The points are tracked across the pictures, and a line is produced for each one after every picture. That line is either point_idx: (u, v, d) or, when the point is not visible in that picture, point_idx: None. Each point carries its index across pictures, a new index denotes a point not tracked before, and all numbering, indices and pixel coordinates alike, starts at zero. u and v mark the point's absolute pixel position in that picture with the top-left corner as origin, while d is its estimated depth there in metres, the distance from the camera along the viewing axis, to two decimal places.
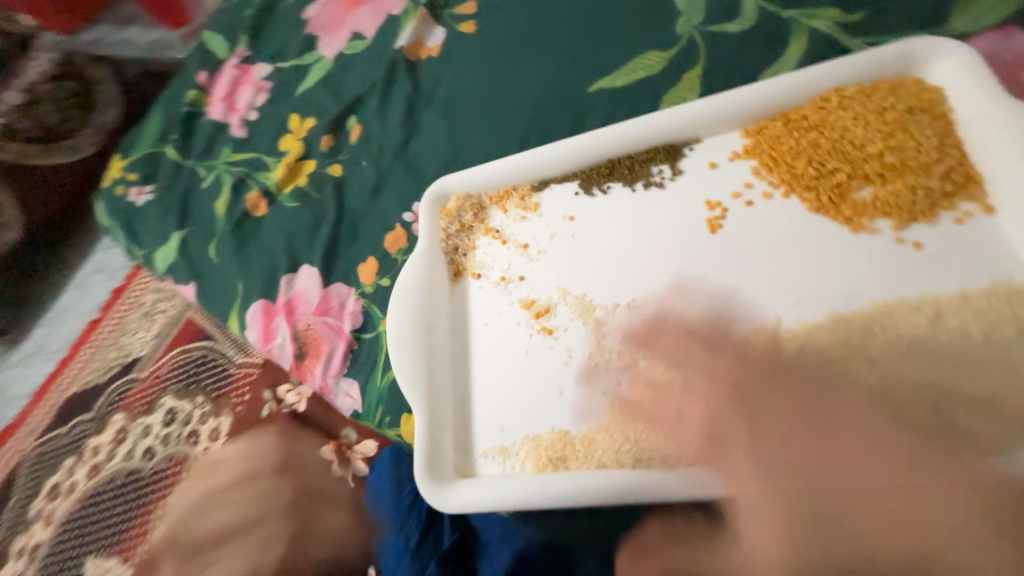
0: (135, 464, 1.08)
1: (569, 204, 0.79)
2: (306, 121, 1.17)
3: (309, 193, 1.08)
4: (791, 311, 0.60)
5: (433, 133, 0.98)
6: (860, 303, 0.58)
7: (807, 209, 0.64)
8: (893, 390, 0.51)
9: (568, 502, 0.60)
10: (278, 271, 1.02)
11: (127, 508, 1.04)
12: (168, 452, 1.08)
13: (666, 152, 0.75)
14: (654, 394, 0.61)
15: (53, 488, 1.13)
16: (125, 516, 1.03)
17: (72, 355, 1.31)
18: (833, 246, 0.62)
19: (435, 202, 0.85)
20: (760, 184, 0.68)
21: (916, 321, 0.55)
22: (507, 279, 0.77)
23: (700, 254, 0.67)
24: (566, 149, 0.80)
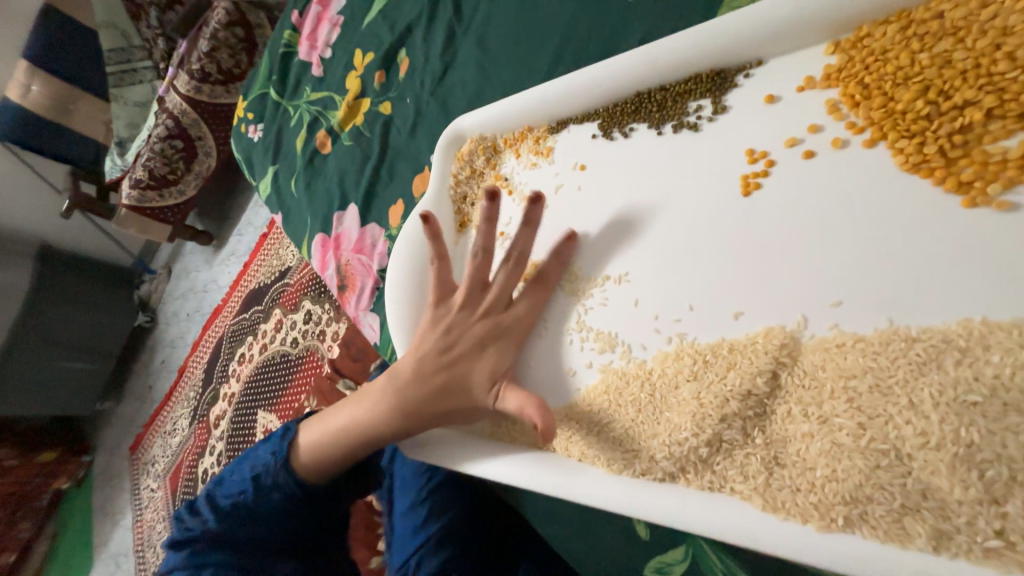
0: (287, 348, 1.40)
1: (581, 149, 0.67)
2: (366, 57, 1.17)
3: (361, 131, 1.12)
4: (824, 315, 0.43)
5: (466, 66, 0.90)
6: (946, 322, 0.38)
7: (898, 165, 0.43)
8: (944, 458, 0.33)
9: (501, 479, 0.55)
10: (331, 208, 1.11)
11: (282, 380, 1.38)
12: (306, 344, 1.35)
13: (710, 82, 0.57)
14: (620, 385, 0.52)
15: (241, 354, 1.55)
16: (280, 385, 1.38)
17: (252, 261, 1.69)
18: (924, 227, 0.41)
19: (451, 145, 0.81)
20: (835, 125, 0.47)
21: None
22: (504, 235, 0.71)
23: (719, 224, 0.51)
24: (586, 80, 0.66)
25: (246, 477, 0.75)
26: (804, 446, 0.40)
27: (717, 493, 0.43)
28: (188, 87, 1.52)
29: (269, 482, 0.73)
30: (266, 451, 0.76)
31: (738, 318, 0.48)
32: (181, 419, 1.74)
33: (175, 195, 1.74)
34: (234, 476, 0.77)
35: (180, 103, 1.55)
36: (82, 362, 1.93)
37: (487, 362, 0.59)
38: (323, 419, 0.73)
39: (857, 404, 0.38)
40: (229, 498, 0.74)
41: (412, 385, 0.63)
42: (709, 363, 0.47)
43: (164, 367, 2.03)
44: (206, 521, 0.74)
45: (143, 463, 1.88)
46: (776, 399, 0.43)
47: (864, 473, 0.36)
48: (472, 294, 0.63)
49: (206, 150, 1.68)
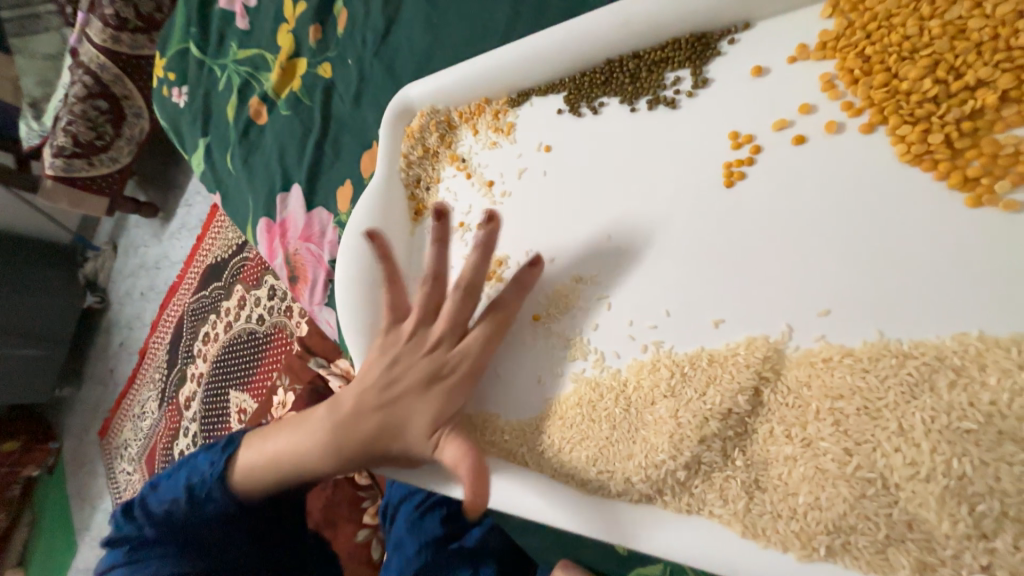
0: (254, 325, 1.25)
1: (547, 127, 0.59)
2: (298, 7, 1.01)
3: (299, 99, 0.98)
4: (811, 326, 0.39)
5: (413, 20, 0.78)
6: (940, 336, 0.35)
7: (898, 158, 0.38)
8: (934, 492, 0.31)
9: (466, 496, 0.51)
10: (271, 188, 0.99)
11: (252, 358, 1.24)
12: (274, 321, 1.22)
13: (691, 50, 0.49)
14: (593, 397, 0.48)
15: (205, 334, 1.37)
16: (249, 364, 1.24)
17: (204, 234, 1.48)
18: (924, 229, 0.36)
19: (399, 119, 0.71)
20: (830, 106, 0.41)
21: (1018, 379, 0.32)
22: (465, 226, 0.63)
23: (699, 220, 0.46)
24: (552, 42, 0.57)
25: (180, 485, 0.66)
26: (786, 470, 0.37)
27: (694, 515, 0.41)
28: (102, 35, 1.26)
29: (205, 494, 0.64)
30: (206, 459, 0.68)
31: (718, 327, 0.43)
32: (149, 404, 1.52)
33: (107, 162, 1.42)
34: (168, 481, 0.67)
35: (97, 54, 1.28)
36: (32, 349, 1.63)
37: (430, 408, 0.52)
38: (262, 438, 0.65)
39: (843, 428, 0.36)
40: (162, 506, 0.65)
41: (350, 422, 0.55)
42: (688, 376, 0.43)
43: (124, 350, 1.72)
44: (139, 527, 0.65)
45: (114, 449, 1.63)
46: (758, 418, 0.40)
47: (848, 502, 0.34)
48: (423, 321, 0.56)
49: (136, 110, 1.40)
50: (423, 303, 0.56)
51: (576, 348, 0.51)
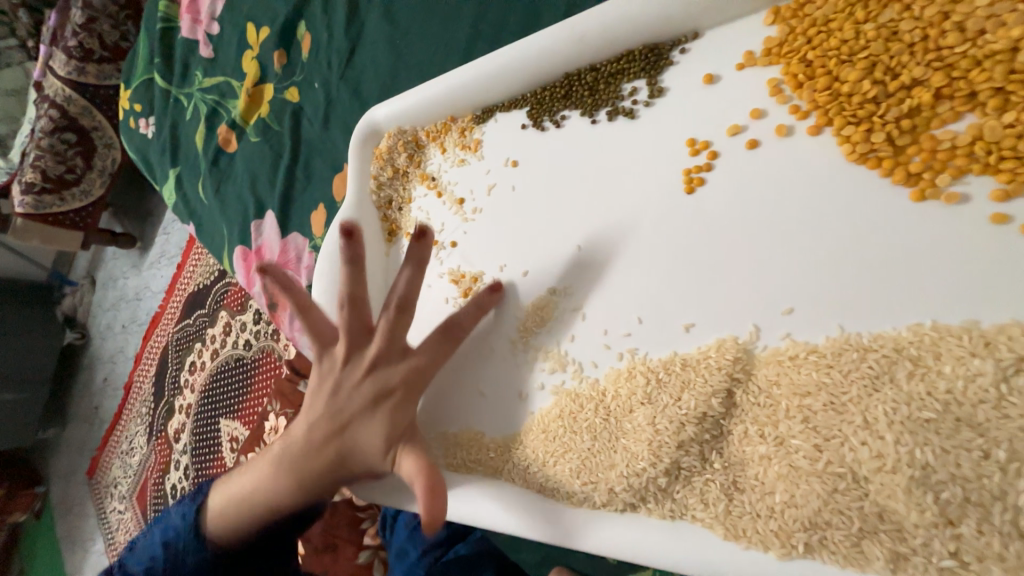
0: (240, 351, 1.23)
1: (512, 142, 0.59)
2: (261, 33, 1.00)
3: (268, 124, 0.97)
4: (777, 325, 0.40)
5: (376, 42, 0.78)
6: (897, 328, 0.36)
7: (844, 158, 0.39)
8: (901, 483, 0.32)
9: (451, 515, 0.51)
10: (245, 215, 0.98)
11: (239, 385, 1.21)
12: (260, 345, 1.20)
13: (645, 60, 0.50)
14: (574, 409, 0.48)
15: (191, 363, 1.35)
16: (236, 394, 1.21)
17: (184, 261, 1.46)
18: (875, 225, 0.37)
19: (367, 141, 0.71)
20: (779, 110, 0.42)
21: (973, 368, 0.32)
22: (438, 244, 0.63)
23: (664, 227, 0.46)
24: (511, 59, 0.57)
25: (156, 545, 0.62)
26: (762, 469, 0.38)
27: (678, 521, 0.41)
28: (66, 67, 1.25)
29: (182, 546, 0.61)
30: (178, 513, 0.65)
31: (689, 331, 0.44)
32: (137, 438, 1.49)
33: (79, 197, 1.37)
34: (144, 541, 0.64)
35: (63, 87, 1.27)
36: (10, 394, 1.58)
37: (378, 430, 0.51)
38: (228, 482, 0.62)
39: (812, 424, 0.36)
40: (139, 566, 0.61)
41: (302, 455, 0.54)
42: (663, 382, 0.44)
43: (108, 387, 1.67)
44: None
45: (103, 488, 1.59)
46: (733, 419, 0.41)
47: (822, 498, 0.35)
48: (355, 347, 0.55)
49: (106, 140, 1.37)
50: (349, 326, 0.55)
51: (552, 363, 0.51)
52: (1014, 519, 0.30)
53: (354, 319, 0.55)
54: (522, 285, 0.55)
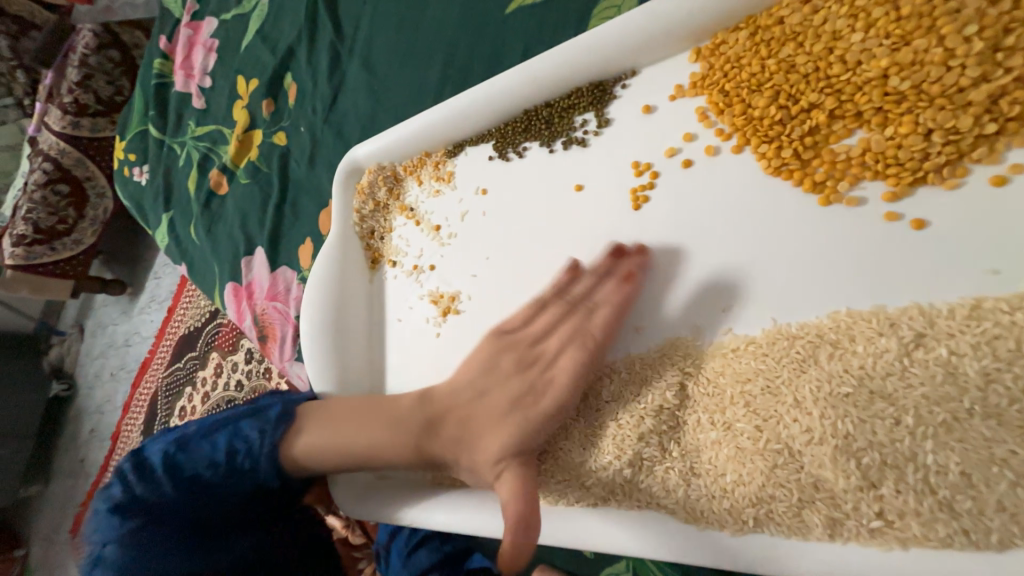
0: (234, 392, 1.24)
1: (481, 173, 0.65)
2: (250, 84, 1.08)
3: (257, 166, 1.03)
4: (718, 321, 0.45)
5: (356, 88, 0.86)
6: (819, 316, 0.40)
7: (761, 173, 0.45)
8: (827, 452, 0.36)
9: (436, 524, 0.54)
10: (236, 253, 1.02)
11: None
12: (254, 385, 1.21)
13: (592, 95, 0.57)
14: (546, 412, 0.52)
15: (183, 408, 1.34)
16: None
17: (176, 304, 1.49)
18: (794, 227, 0.43)
19: (350, 178, 0.76)
20: (707, 133, 0.49)
21: (876, 346, 0.37)
22: (418, 268, 0.68)
23: (617, 241, 0.51)
24: (475, 100, 0.64)
25: (219, 448, 0.66)
26: (714, 453, 0.41)
27: (645, 510, 0.44)
28: (62, 123, 1.32)
29: (247, 466, 0.65)
30: (249, 428, 0.67)
31: (645, 332, 0.48)
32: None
33: (71, 245, 1.42)
34: (203, 446, 0.66)
35: (57, 140, 1.33)
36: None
37: (507, 430, 0.50)
38: (328, 421, 0.62)
39: (753, 407, 0.40)
40: (194, 468, 0.66)
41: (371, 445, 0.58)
42: (625, 380, 0.48)
43: (95, 437, 1.65)
44: (161, 489, 0.65)
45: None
46: (687, 410, 0.44)
47: (765, 473, 0.38)
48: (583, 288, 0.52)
49: (98, 190, 1.41)
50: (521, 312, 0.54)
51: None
52: (926, 477, 0.34)
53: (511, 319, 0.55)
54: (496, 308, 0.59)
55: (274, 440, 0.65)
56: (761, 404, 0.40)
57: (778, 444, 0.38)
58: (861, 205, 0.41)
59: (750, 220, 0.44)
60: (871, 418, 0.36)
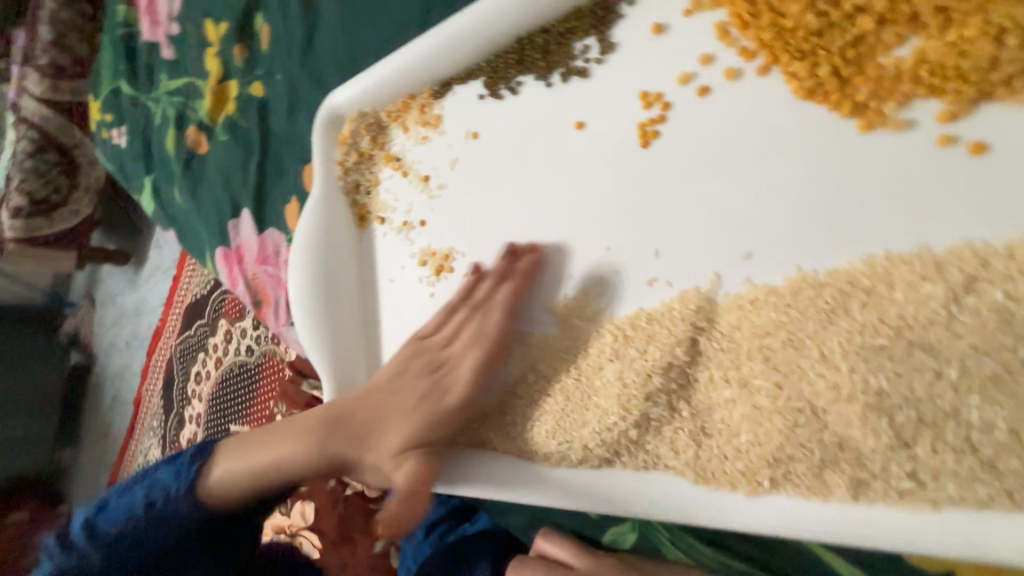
0: (242, 357, 1.24)
1: (472, 114, 0.58)
2: (220, 29, 0.99)
3: (235, 121, 0.96)
4: (736, 270, 0.40)
5: (332, 26, 0.77)
6: (851, 261, 0.36)
7: (791, 96, 0.38)
8: (856, 410, 0.33)
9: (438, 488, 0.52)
10: (222, 216, 0.97)
11: (248, 390, 1.21)
12: (262, 349, 1.21)
13: (594, 17, 0.49)
14: (547, 372, 0.48)
15: (196, 373, 1.35)
16: (240, 399, 1.23)
17: (180, 273, 1.46)
18: (826, 162, 0.37)
19: (330, 127, 0.70)
20: (727, 53, 0.42)
21: (915, 293, 0.33)
22: (408, 224, 0.63)
23: (622, 184, 0.46)
24: (461, 28, 0.56)
25: (138, 500, 0.62)
26: (728, 412, 0.38)
27: (651, 471, 0.42)
28: (41, 87, 1.25)
29: (166, 509, 0.61)
30: (166, 474, 0.64)
31: (653, 285, 0.44)
32: (151, 451, 1.50)
33: (70, 216, 1.37)
34: (119, 500, 0.62)
35: (38, 107, 1.26)
36: (18, 415, 1.62)
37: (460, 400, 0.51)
38: (234, 450, 0.64)
39: (773, 363, 0.37)
40: (114, 525, 0.60)
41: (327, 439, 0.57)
42: (630, 338, 0.44)
43: (116, 401, 1.69)
44: (80, 554, 0.59)
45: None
46: (698, 366, 0.41)
47: (784, 434, 0.35)
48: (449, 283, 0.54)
49: (89, 157, 1.35)
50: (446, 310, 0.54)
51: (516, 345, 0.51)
52: (967, 435, 0.30)
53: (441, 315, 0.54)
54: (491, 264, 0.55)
55: (189, 480, 0.62)
56: (783, 360, 0.36)
57: (800, 403, 0.35)
58: (910, 127, 0.35)
59: (778, 154, 0.39)
60: (908, 372, 0.32)
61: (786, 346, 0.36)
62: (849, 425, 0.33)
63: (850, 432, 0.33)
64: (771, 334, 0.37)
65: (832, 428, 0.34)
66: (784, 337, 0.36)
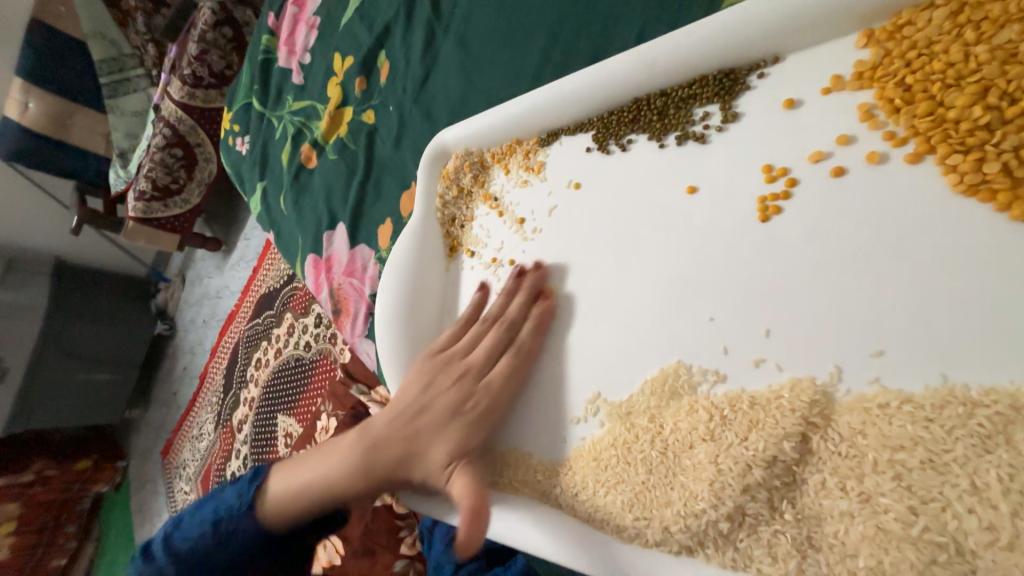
0: (300, 351, 1.31)
1: (576, 165, 0.60)
2: (346, 62, 1.10)
3: (345, 143, 1.05)
4: (863, 367, 0.37)
5: (448, 69, 0.83)
6: (1014, 381, 0.32)
7: (948, 190, 0.36)
8: (1020, 563, 0.29)
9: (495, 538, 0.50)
10: (319, 226, 1.05)
11: (300, 385, 1.28)
12: (318, 347, 1.27)
13: (719, 85, 0.49)
14: (628, 438, 0.47)
15: (258, 359, 1.45)
16: (293, 393, 1.29)
17: (260, 264, 1.60)
18: (979, 260, 0.34)
19: (435, 161, 0.74)
20: (870, 136, 0.40)
21: None
22: (498, 262, 0.65)
23: (733, 255, 0.44)
24: (579, 85, 0.58)
25: (205, 518, 0.62)
26: (843, 528, 0.35)
27: (741, 572, 0.39)
28: (180, 93, 1.42)
29: (232, 528, 0.61)
30: (232, 492, 0.64)
31: (760, 366, 0.41)
32: (207, 426, 1.61)
33: (180, 204, 1.58)
34: (191, 516, 0.64)
35: (176, 109, 1.44)
36: (105, 373, 1.81)
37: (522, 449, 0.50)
38: (292, 466, 0.64)
39: (906, 483, 0.33)
40: (185, 542, 0.61)
41: (374, 447, 0.57)
42: (729, 420, 0.41)
43: (187, 374, 1.84)
44: (156, 567, 0.61)
45: (174, 467, 1.73)
46: (808, 467, 0.37)
47: (917, 569, 0.32)
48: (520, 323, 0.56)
49: (206, 155, 1.55)
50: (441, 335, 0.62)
51: (588, 399, 0.51)
52: None
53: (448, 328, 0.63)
54: (576, 316, 0.54)
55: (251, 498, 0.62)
56: (919, 481, 0.33)
57: (942, 537, 0.31)
58: None
59: (927, 248, 0.36)
60: None
61: (922, 466, 0.33)
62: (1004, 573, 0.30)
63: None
64: (904, 450, 0.34)
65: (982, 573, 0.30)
66: (923, 456, 0.33)
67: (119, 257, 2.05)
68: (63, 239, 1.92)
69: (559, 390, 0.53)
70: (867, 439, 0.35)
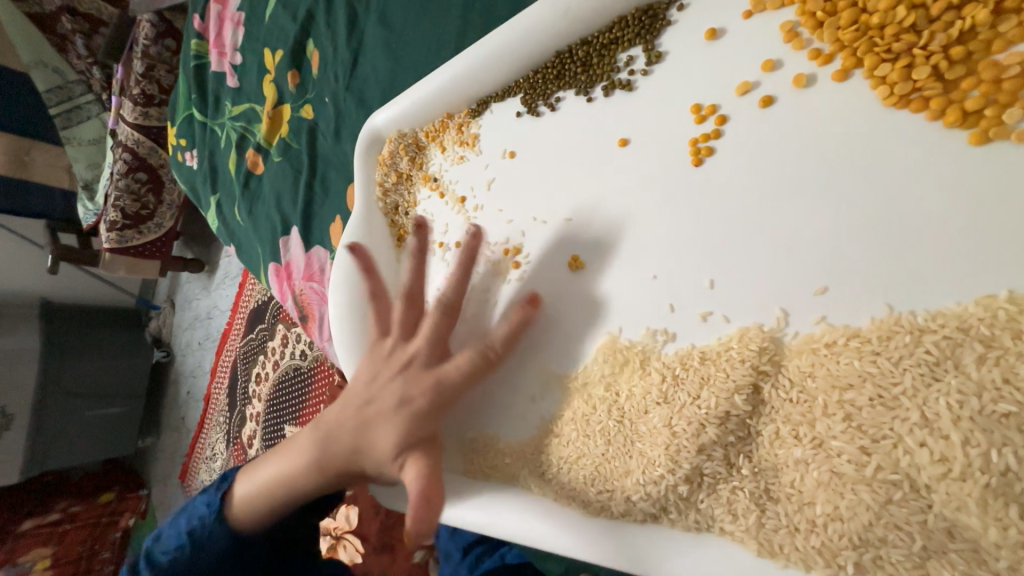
0: (296, 362, 1.29)
1: (510, 133, 0.56)
2: (276, 56, 1.04)
3: (289, 143, 1.00)
4: (808, 308, 0.35)
5: (375, 49, 0.78)
6: (960, 302, 0.30)
7: (876, 105, 0.33)
8: (973, 493, 0.27)
9: (469, 527, 0.49)
10: (276, 233, 1.01)
11: (299, 395, 1.26)
12: (314, 355, 1.24)
13: (640, 24, 0.46)
14: (586, 411, 0.45)
15: (256, 375, 1.43)
16: (294, 406, 1.27)
17: (244, 280, 1.56)
18: (898, 168, 0.32)
19: (370, 148, 0.70)
20: (796, 58, 0.37)
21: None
22: (445, 245, 0.61)
23: (670, 205, 0.42)
24: (501, 43, 0.54)
25: (182, 532, 0.63)
26: (799, 476, 0.33)
27: (705, 533, 0.38)
28: (132, 114, 1.35)
29: (207, 538, 0.62)
30: (202, 501, 0.64)
31: (707, 320, 0.39)
32: (218, 445, 1.60)
33: (153, 229, 1.52)
34: (169, 528, 0.65)
35: (130, 132, 1.37)
36: (112, 408, 1.78)
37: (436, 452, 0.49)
38: (253, 468, 0.62)
39: (857, 423, 0.31)
40: (166, 555, 0.63)
41: (329, 438, 0.53)
42: (680, 379, 0.39)
43: (190, 398, 1.82)
44: None
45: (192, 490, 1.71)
46: (761, 418, 0.36)
47: (874, 510, 0.30)
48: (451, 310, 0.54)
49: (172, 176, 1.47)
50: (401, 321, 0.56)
51: (545, 376, 0.48)
52: None
53: (406, 315, 0.56)
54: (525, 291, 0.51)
55: (218, 507, 0.62)
56: (870, 424, 0.31)
57: (895, 477, 0.30)
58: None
59: (866, 169, 0.33)
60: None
61: (873, 407, 0.31)
62: (965, 503, 0.28)
63: (962, 512, 0.28)
64: (856, 393, 0.31)
65: (939, 509, 0.29)
66: (872, 398, 0.31)
67: (106, 293, 1.99)
68: (40, 279, 1.84)
69: (516, 371, 0.51)
70: (817, 385, 0.33)
